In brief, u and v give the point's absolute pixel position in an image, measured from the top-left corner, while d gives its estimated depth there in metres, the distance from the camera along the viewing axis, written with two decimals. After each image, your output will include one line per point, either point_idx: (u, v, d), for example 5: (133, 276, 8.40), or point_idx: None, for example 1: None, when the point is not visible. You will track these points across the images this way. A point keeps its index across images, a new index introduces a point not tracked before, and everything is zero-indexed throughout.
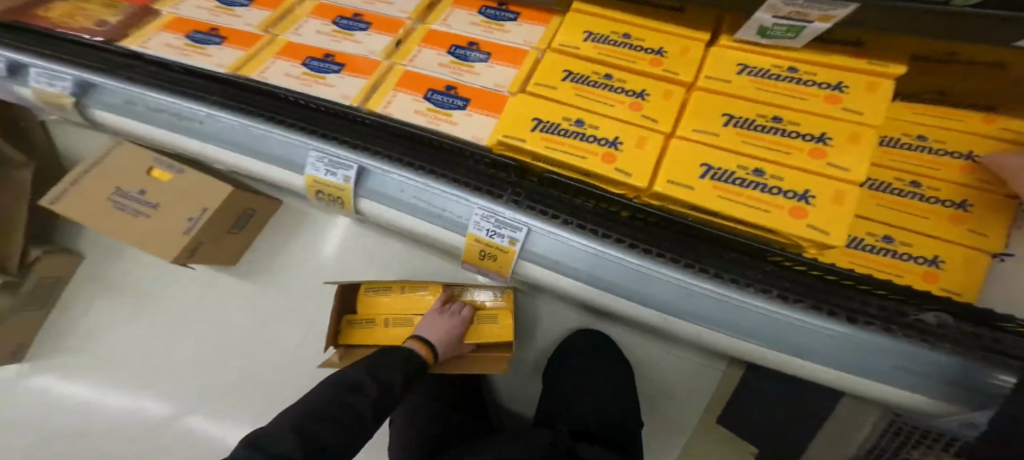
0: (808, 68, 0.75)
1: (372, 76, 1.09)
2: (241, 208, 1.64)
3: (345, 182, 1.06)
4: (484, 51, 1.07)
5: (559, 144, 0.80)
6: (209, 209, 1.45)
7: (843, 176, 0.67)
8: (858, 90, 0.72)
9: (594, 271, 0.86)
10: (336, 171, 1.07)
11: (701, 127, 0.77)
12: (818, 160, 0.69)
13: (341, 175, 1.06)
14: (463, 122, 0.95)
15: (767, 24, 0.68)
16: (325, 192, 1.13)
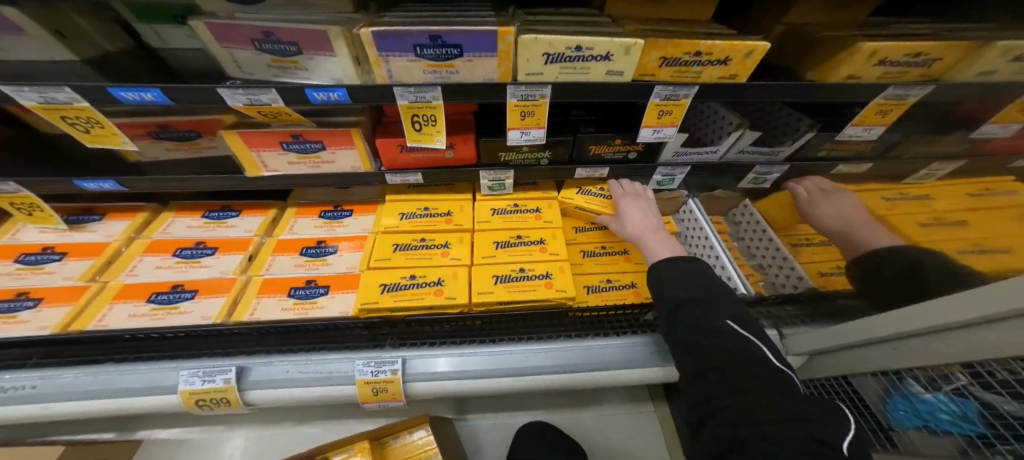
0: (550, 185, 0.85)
1: (78, 300, 0.73)
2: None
3: (228, 384, 0.69)
4: (235, 208, 0.90)
5: (409, 299, 0.69)
6: None
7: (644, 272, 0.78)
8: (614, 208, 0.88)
9: (486, 369, 0.71)
10: (212, 378, 0.69)
11: (486, 228, 0.79)
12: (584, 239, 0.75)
13: (218, 380, 0.69)
14: (202, 307, 0.72)
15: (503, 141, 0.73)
16: (205, 401, 0.71)
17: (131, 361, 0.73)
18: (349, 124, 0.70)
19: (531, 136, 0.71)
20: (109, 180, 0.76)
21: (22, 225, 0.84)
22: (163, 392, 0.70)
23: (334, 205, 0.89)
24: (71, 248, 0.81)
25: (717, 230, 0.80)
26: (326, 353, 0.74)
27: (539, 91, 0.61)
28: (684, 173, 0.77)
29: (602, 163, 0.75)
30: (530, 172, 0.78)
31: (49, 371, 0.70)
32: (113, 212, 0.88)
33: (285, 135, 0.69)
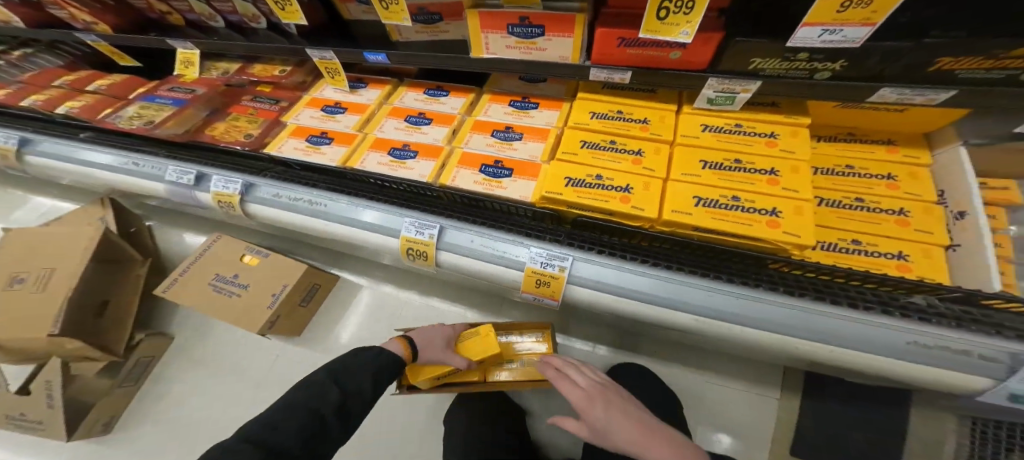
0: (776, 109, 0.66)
1: (350, 144, 0.88)
2: (307, 283, 1.27)
3: (430, 239, 0.77)
4: (446, 89, 0.95)
5: (601, 198, 0.65)
6: (290, 284, 1.20)
7: (931, 243, 0.56)
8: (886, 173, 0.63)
9: (657, 294, 0.62)
10: (424, 231, 0.79)
11: (692, 144, 0.67)
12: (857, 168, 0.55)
13: (427, 234, 0.78)
14: (421, 167, 0.81)
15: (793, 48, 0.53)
16: (414, 252, 0.81)
17: (362, 199, 0.87)
18: (572, 9, 0.66)
19: (838, 36, 0.48)
20: (383, 53, 0.86)
21: (325, 86, 1.04)
22: (391, 234, 0.82)
23: (521, 96, 0.90)
24: (349, 105, 0.96)
25: None
26: (500, 233, 0.77)
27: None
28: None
29: (925, 81, 0.51)
30: (780, 85, 0.60)
31: (336, 196, 0.88)
32: (374, 83, 1.00)
33: (514, 16, 0.69)
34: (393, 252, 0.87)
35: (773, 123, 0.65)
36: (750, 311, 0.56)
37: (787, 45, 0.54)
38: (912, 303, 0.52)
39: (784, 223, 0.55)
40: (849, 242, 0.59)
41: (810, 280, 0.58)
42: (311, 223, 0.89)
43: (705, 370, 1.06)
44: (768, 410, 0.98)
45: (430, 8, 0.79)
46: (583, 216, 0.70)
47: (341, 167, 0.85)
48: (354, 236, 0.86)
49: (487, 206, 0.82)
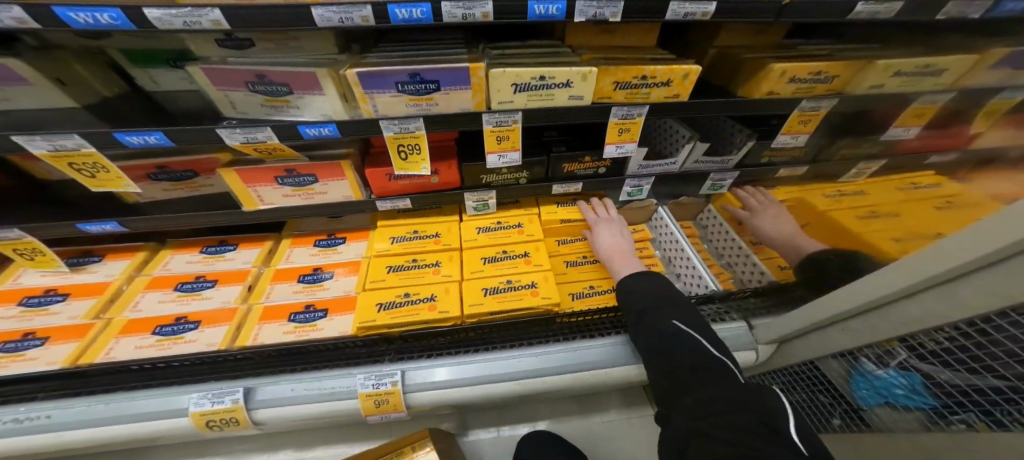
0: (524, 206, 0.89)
1: (83, 336, 0.69)
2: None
3: (235, 404, 0.68)
4: (232, 242, 0.88)
5: (408, 312, 0.71)
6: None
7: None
8: None
9: (482, 375, 0.72)
10: (223, 398, 0.69)
11: (473, 245, 0.82)
12: None
13: (228, 400, 0.68)
14: (204, 336, 0.70)
15: (494, 167, 0.77)
16: (215, 422, 0.69)
17: (131, 389, 0.71)
18: (339, 156, 0.74)
19: (507, 159, 0.75)
20: (112, 221, 0.75)
21: (24, 270, 0.80)
22: (176, 414, 0.68)
23: (327, 233, 0.91)
24: (73, 288, 0.77)
25: (686, 233, 0.85)
26: (326, 371, 0.74)
27: (510, 116, 0.67)
28: (652, 183, 0.83)
29: (574, 179, 0.81)
30: (512, 191, 0.82)
31: (70, 400, 0.68)
32: (114, 252, 0.84)
33: (279, 170, 0.72)
34: (187, 433, 0.71)
35: (524, 216, 0.86)
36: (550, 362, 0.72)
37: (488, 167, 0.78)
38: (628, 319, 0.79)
39: (543, 292, 0.72)
40: (589, 289, 0.79)
41: (580, 324, 0.79)
42: (27, 445, 0.66)
43: (597, 412, 1.22)
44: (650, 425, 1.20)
45: (175, 167, 0.75)
46: (407, 332, 0.73)
47: (68, 369, 0.66)
48: (113, 436, 0.68)
49: (310, 351, 0.75)
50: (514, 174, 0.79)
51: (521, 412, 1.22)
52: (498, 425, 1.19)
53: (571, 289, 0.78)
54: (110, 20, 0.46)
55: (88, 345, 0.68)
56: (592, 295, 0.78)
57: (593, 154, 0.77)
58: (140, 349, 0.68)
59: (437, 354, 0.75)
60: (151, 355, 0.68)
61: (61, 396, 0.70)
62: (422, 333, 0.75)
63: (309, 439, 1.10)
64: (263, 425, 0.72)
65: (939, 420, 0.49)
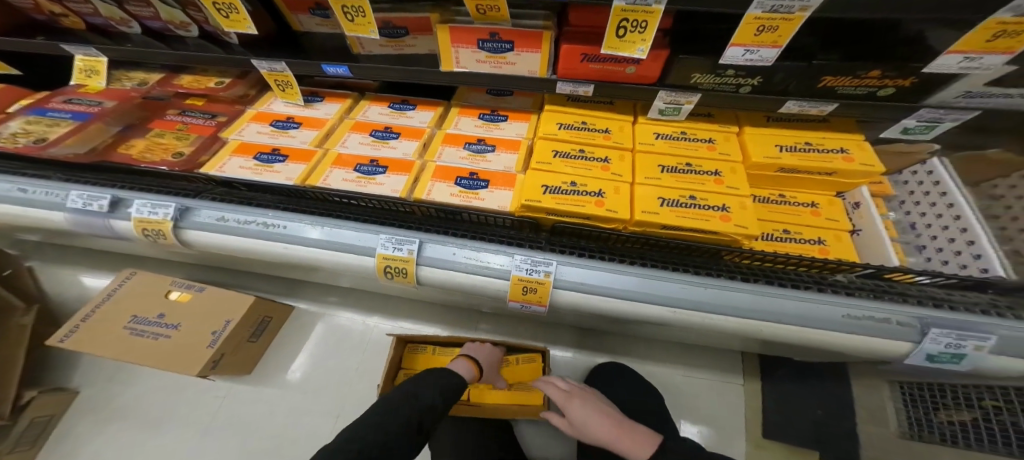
0: (712, 120, 0.76)
1: (307, 161, 0.81)
2: (257, 315, 1.13)
3: (411, 256, 0.74)
4: (411, 103, 0.93)
5: (576, 202, 0.69)
6: (234, 319, 1.06)
7: (840, 228, 0.66)
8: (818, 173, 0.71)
9: (636, 292, 0.66)
10: (403, 246, 0.75)
11: (648, 150, 0.74)
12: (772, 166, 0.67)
13: (406, 250, 0.75)
14: (391, 182, 0.78)
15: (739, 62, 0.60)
16: (392, 270, 0.77)
17: (334, 218, 0.80)
18: (543, 26, 0.69)
19: (755, 55, 0.57)
20: (345, 66, 0.82)
21: (274, 100, 0.96)
22: (365, 252, 0.76)
23: (490, 109, 0.91)
24: (303, 120, 0.90)
25: (975, 202, 0.64)
26: (483, 243, 0.77)
27: (801, 2, 0.45)
28: (957, 121, 0.60)
29: (829, 97, 0.62)
30: (721, 99, 0.68)
31: (295, 216, 0.80)
32: (330, 96, 0.95)
33: (484, 32, 0.70)
34: (367, 273, 0.81)
35: (714, 130, 0.74)
36: (722, 300, 0.62)
37: (719, 62, 0.62)
38: (837, 280, 0.62)
39: (733, 216, 0.63)
40: (780, 231, 0.67)
41: (758, 270, 0.67)
42: (267, 247, 0.79)
43: (678, 364, 1.15)
44: (735, 395, 1.09)
45: (396, 22, 0.78)
46: (561, 223, 0.73)
47: (299, 186, 0.77)
48: (316, 257, 0.78)
49: (464, 218, 0.80)
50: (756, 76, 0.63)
51: (610, 342, 1.20)
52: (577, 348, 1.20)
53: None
54: None
55: (313, 167, 0.81)
56: (783, 242, 0.66)
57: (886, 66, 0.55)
58: (346, 182, 0.78)
59: (587, 254, 0.73)
60: (355, 190, 0.77)
61: (292, 213, 0.81)
62: (575, 228, 0.72)
63: (424, 312, 1.26)
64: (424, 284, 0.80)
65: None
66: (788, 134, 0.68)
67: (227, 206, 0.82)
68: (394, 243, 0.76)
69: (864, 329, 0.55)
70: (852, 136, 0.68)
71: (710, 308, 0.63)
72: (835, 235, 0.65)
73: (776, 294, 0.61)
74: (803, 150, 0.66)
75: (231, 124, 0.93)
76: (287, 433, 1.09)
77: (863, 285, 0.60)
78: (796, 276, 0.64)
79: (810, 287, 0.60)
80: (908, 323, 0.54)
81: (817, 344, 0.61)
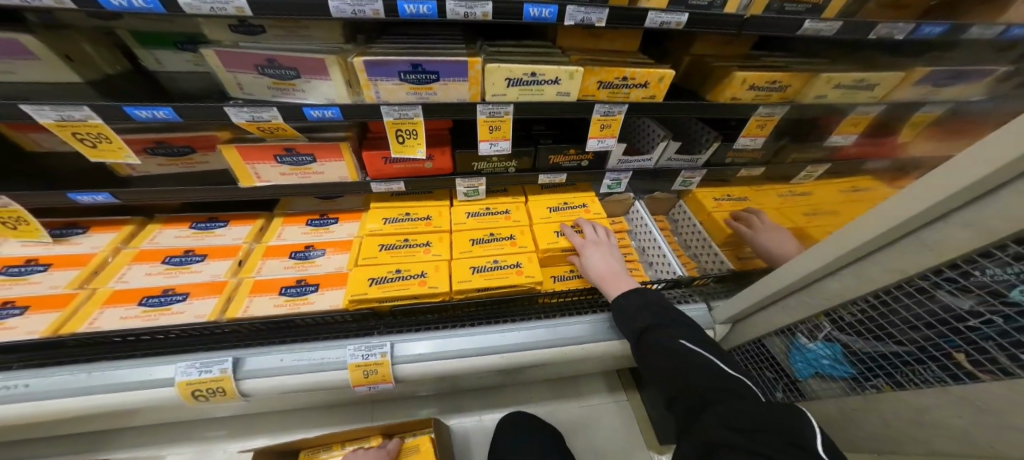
0: (507, 194, 0.96)
1: (64, 306, 0.70)
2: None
3: (225, 373, 0.71)
4: (222, 219, 0.89)
5: (400, 287, 0.75)
6: None
7: None
8: None
9: (469, 351, 0.77)
10: (211, 367, 0.71)
11: (461, 228, 0.87)
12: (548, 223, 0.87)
13: (216, 369, 0.71)
14: (193, 308, 0.72)
15: (490, 153, 0.81)
16: (202, 392, 0.71)
17: (130, 359, 0.72)
18: (336, 139, 0.77)
19: (499, 147, 0.80)
20: (105, 191, 0.75)
21: (4, 239, 0.79)
22: (163, 383, 0.70)
23: (319, 214, 0.94)
24: (56, 259, 0.76)
25: (657, 224, 0.93)
26: (318, 343, 0.77)
27: (502, 108, 0.72)
28: (629, 177, 0.90)
29: (559, 170, 0.87)
30: (500, 179, 0.87)
31: (48, 370, 0.69)
32: (100, 225, 0.84)
33: (279, 148, 0.74)
34: (172, 404, 0.74)
35: (510, 203, 0.93)
36: (533, 337, 0.78)
37: (483, 154, 0.82)
38: (604, 300, 0.86)
39: (525, 269, 0.78)
40: (568, 271, 0.85)
41: (560, 305, 0.85)
42: (23, 410, 0.67)
43: (564, 398, 1.29)
44: (610, 412, 1.27)
45: (174, 142, 0.75)
46: (396, 307, 0.78)
47: (47, 338, 0.66)
48: (98, 403, 0.69)
49: (300, 324, 0.78)
50: (508, 162, 0.85)
51: (504, 397, 1.27)
52: (458, 414, 1.23)
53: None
54: (143, 3, 0.47)
55: (74, 313, 0.69)
56: (571, 279, 0.84)
57: (577, 146, 0.83)
58: (125, 320, 0.69)
59: (427, 331, 0.80)
60: (139, 325, 0.69)
61: (43, 367, 0.70)
62: (410, 309, 0.79)
63: (286, 424, 1.13)
64: (251, 396, 0.75)
65: (858, 385, 0.57)
66: (554, 198, 0.92)
67: None
68: (199, 369, 0.70)
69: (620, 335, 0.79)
70: (589, 194, 0.94)
71: (525, 342, 0.78)
72: None
73: (567, 323, 0.80)
74: (562, 208, 0.90)
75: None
76: None
77: None
78: (584, 304, 0.85)
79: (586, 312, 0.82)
80: None
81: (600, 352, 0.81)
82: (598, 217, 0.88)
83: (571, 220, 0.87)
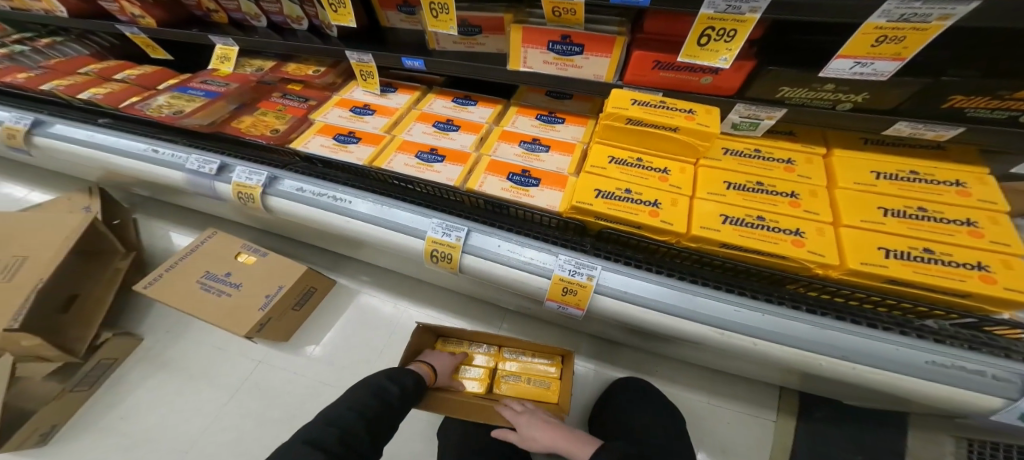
0: (807, 136, 0.72)
1: (376, 144, 0.87)
2: (303, 285, 1.20)
3: (456, 242, 0.75)
4: (473, 99, 0.98)
5: (632, 211, 0.67)
6: (285, 287, 1.15)
7: (1012, 254, 0.51)
8: (982, 226, 0.54)
9: (683, 307, 0.65)
10: (451, 232, 0.76)
11: (715, 166, 0.71)
12: (871, 181, 0.62)
13: (452, 236, 0.75)
14: (447, 170, 0.81)
15: (851, 76, 0.56)
16: (437, 254, 0.77)
17: (391, 199, 0.83)
18: (613, 31, 0.72)
19: (868, 69, 0.55)
20: (420, 59, 0.92)
21: (355, 88, 1.04)
22: (415, 235, 0.78)
23: (547, 110, 0.93)
24: (378, 108, 0.96)
25: None
26: (526, 240, 0.76)
27: (939, 10, 0.43)
28: None
29: (951, 122, 0.57)
30: (819, 116, 0.64)
31: (360, 194, 0.83)
32: (403, 88, 1.03)
33: (555, 34, 0.75)
34: (414, 256, 0.82)
35: (796, 152, 0.70)
36: (783, 325, 0.60)
37: (818, 75, 0.59)
38: (925, 325, 0.58)
39: (817, 249, 0.57)
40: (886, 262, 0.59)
41: (831, 303, 0.62)
42: (334, 220, 0.81)
43: (697, 388, 1.07)
44: (765, 431, 0.98)
45: (471, 21, 0.87)
46: (609, 229, 0.72)
47: (367, 166, 0.83)
48: (366, 233, 0.80)
49: (510, 213, 0.80)
50: (858, 95, 0.60)
51: (632, 359, 1.15)
52: (590, 359, 1.15)
53: (882, 252, 0.54)
54: None
55: (371, 145, 0.87)
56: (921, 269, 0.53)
57: (997, 87, 0.51)
58: (408, 167, 0.82)
59: (635, 271, 0.70)
60: (422, 175, 0.80)
61: (358, 192, 0.84)
62: (632, 238, 0.72)
63: (438, 299, 1.30)
64: (465, 274, 0.79)
65: None
66: (890, 162, 0.64)
67: (308, 179, 0.87)
68: (444, 228, 0.77)
69: (945, 378, 0.51)
70: (975, 168, 0.61)
71: (769, 325, 0.60)
72: (1001, 262, 0.50)
73: (841, 332, 0.57)
74: (907, 181, 0.61)
75: (320, 107, 0.99)
76: (305, 401, 1.14)
77: (958, 338, 0.55)
78: (880, 319, 0.58)
79: (888, 327, 0.57)
80: (1008, 380, 0.50)
81: (897, 393, 0.56)
82: (986, 208, 0.56)
83: (920, 196, 0.59)
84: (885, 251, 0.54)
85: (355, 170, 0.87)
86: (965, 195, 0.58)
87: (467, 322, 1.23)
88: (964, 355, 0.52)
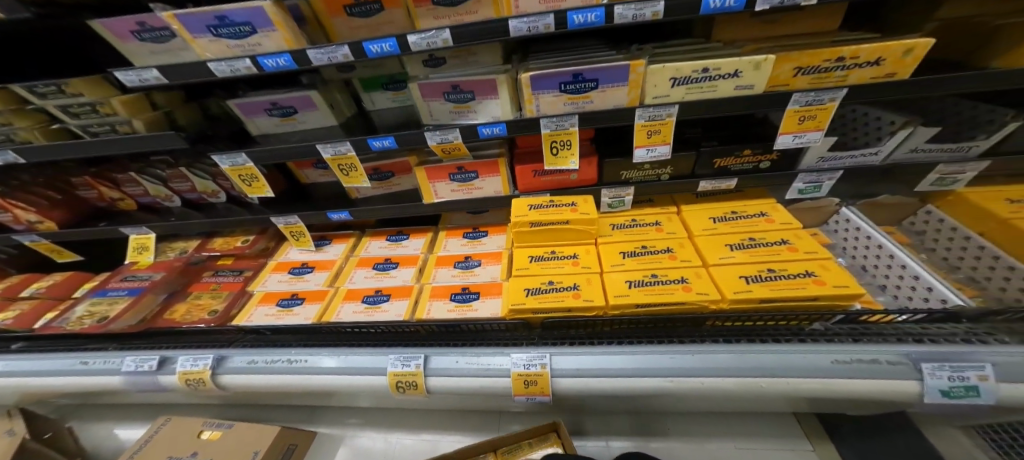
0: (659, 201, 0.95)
1: (322, 300, 0.94)
2: (284, 444, 1.14)
3: (417, 369, 0.81)
4: (405, 232, 1.12)
5: (553, 297, 0.77)
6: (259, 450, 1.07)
7: (822, 258, 0.69)
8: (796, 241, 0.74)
9: (631, 369, 0.73)
10: (410, 362, 0.82)
11: (608, 241, 0.87)
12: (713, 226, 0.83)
13: (412, 364, 0.81)
14: (395, 307, 0.89)
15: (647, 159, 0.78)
16: (403, 384, 0.82)
17: (351, 347, 0.88)
18: (495, 155, 0.90)
19: (655, 153, 0.77)
20: (345, 211, 1.03)
21: (290, 249, 1.13)
22: (377, 372, 0.82)
23: (472, 227, 1.08)
24: (315, 263, 1.05)
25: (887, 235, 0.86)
26: (481, 348, 0.84)
27: (666, 111, 0.68)
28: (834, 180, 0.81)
29: (728, 175, 0.83)
30: (653, 187, 0.86)
31: (317, 350, 0.88)
32: (336, 237, 1.14)
33: (452, 167, 0.90)
34: (380, 391, 0.85)
35: (660, 215, 0.89)
36: (712, 358, 0.70)
37: (634, 162, 0.82)
38: (816, 329, 0.72)
39: (700, 290, 0.70)
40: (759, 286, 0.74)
41: (743, 332, 0.75)
42: (296, 380, 0.84)
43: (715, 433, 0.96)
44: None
45: (381, 168, 1.02)
46: (549, 318, 0.79)
47: (316, 324, 0.88)
48: (326, 385, 0.84)
49: (465, 330, 0.88)
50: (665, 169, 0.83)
51: (634, 421, 1.01)
52: None
53: (744, 280, 0.69)
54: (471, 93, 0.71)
55: (317, 301, 0.94)
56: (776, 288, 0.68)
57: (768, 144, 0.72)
58: (357, 313, 0.89)
59: (579, 349, 0.79)
60: (370, 318, 0.88)
61: (314, 348, 0.89)
62: (569, 321, 0.82)
63: (422, 420, 1.28)
64: (434, 395, 0.83)
65: None
66: (715, 208, 0.87)
67: (258, 350, 0.90)
68: (405, 358, 0.83)
69: (854, 372, 0.63)
70: (766, 200, 0.87)
71: (703, 362, 0.70)
72: (819, 266, 0.68)
73: (760, 356, 0.68)
74: (732, 219, 0.83)
75: (255, 278, 1.06)
76: None
77: (846, 334, 0.70)
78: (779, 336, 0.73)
79: (790, 339, 0.71)
80: (897, 360, 0.62)
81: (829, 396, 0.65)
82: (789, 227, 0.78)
83: (747, 230, 0.79)
84: (746, 278, 0.69)
85: (306, 329, 0.91)
86: (771, 219, 0.80)
87: (454, 435, 1.21)
88: (863, 348, 0.65)
